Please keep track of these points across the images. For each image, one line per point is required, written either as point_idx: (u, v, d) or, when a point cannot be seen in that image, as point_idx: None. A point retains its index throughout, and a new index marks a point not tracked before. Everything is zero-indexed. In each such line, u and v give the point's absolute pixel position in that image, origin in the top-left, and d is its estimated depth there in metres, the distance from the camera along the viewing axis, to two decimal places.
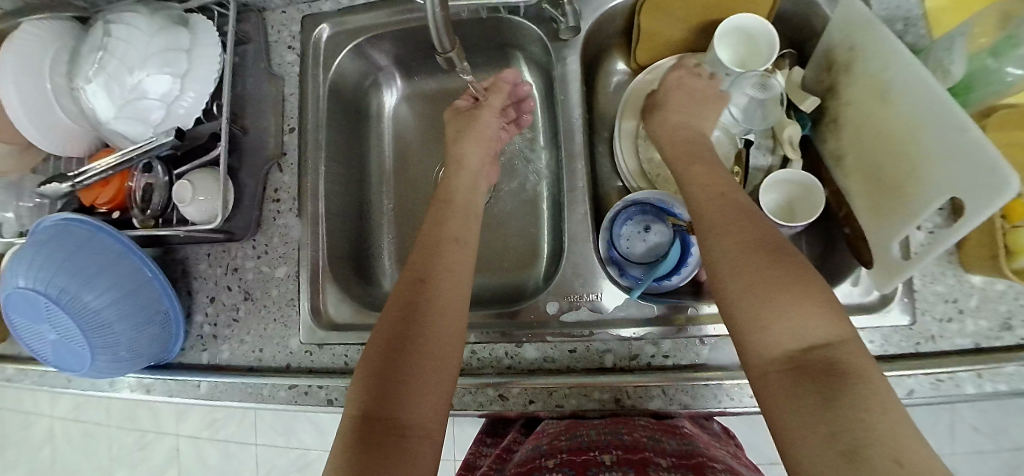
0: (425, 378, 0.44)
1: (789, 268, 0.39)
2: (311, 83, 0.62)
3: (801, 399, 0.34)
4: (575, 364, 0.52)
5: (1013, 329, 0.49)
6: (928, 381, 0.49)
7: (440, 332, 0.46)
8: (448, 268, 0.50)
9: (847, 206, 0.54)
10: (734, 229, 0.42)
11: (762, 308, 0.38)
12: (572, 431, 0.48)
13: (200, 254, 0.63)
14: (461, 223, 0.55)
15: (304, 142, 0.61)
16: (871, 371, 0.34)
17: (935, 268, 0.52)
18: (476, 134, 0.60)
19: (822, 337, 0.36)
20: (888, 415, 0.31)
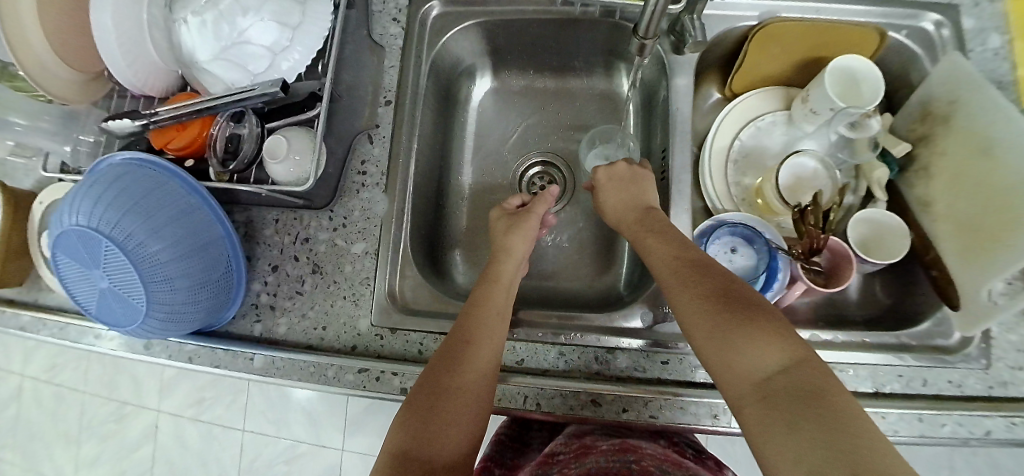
0: (450, 419, 0.43)
1: (744, 306, 0.42)
2: (414, 58, 0.60)
3: (771, 427, 0.36)
4: (666, 376, 0.51)
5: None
6: (1004, 422, 0.51)
7: (475, 382, 0.45)
8: (490, 306, 0.50)
9: (933, 250, 0.56)
10: (686, 282, 0.46)
11: (726, 344, 0.41)
12: (582, 457, 0.44)
13: (268, 219, 0.59)
14: (512, 277, 0.54)
15: (400, 117, 0.59)
16: (835, 391, 0.36)
17: (1011, 317, 0.55)
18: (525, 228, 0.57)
19: (781, 367, 0.38)
20: (852, 432, 0.33)
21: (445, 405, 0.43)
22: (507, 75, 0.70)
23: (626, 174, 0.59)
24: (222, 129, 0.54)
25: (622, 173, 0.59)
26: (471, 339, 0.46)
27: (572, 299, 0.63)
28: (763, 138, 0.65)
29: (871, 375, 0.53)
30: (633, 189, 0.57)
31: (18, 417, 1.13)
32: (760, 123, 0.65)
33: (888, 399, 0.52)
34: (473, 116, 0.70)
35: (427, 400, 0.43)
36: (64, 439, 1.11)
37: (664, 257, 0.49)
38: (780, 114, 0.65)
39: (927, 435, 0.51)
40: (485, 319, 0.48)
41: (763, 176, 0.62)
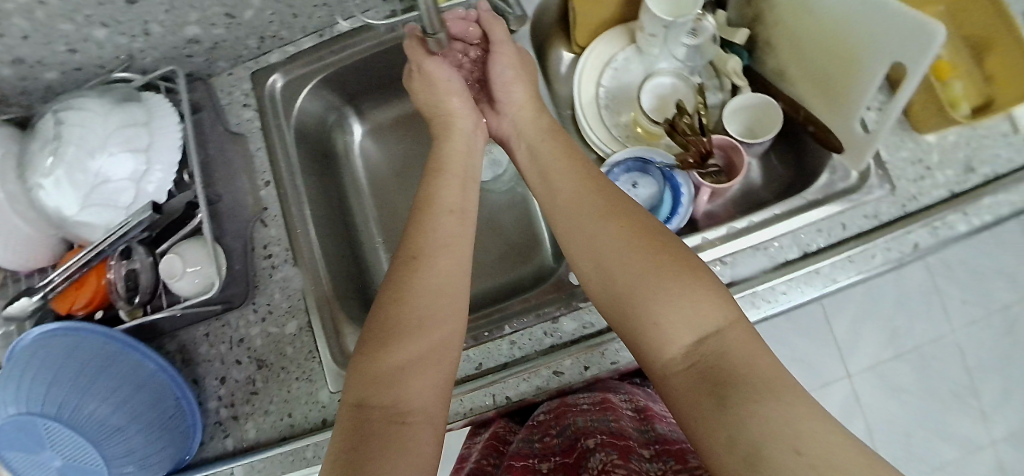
0: (409, 356, 0.42)
1: (678, 257, 0.41)
2: (277, 131, 0.61)
3: (700, 396, 0.35)
4: (613, 320, 0.53)
5: (976, 170, 0.56)
6: (926, 231, 0.54)
7: (440, 309, 0.45)
8: (443, 243, 0.48)
9: (804, 109, 0.59)
10: (612, 215, 0.46)
11: (653, 290, 0.40)
12: (562, 418, 0.52)
13: (198, 337, 0.59)
14: (458, 194, 0.52)
15: (285, 190, 0.60)
16: (756, 356, 0.35)
17: (895, 138, 0.58)
18: (439, 88, 0.58)
19: (714, 325, 0.38)
20: (782, 401, 0.32)
21: (417, 356, 0.42)
22: (376, 113, 0.72)
23: (516, 56, 0.58)
24: (118, 270, 0.54)
25: (509, 56, 0.58)
26: (422, 269, 0.46)
27: (513, 289, 0.64)
28: (624, 76, 0.68)
29: (795, 240, 0.55)
30: (523, 74, 0.58)
31: None
32: (615, 63, 0.68)
33: (818, 255, 0.54)
34: (359, 165, 0.71)
35: (388, 342, 0.43)
36: None
37: (577, 178, 0.50)
38: (630, 48, 0.68)
39: (864, 270, 0.53)
40: (433, 256, 0.47)
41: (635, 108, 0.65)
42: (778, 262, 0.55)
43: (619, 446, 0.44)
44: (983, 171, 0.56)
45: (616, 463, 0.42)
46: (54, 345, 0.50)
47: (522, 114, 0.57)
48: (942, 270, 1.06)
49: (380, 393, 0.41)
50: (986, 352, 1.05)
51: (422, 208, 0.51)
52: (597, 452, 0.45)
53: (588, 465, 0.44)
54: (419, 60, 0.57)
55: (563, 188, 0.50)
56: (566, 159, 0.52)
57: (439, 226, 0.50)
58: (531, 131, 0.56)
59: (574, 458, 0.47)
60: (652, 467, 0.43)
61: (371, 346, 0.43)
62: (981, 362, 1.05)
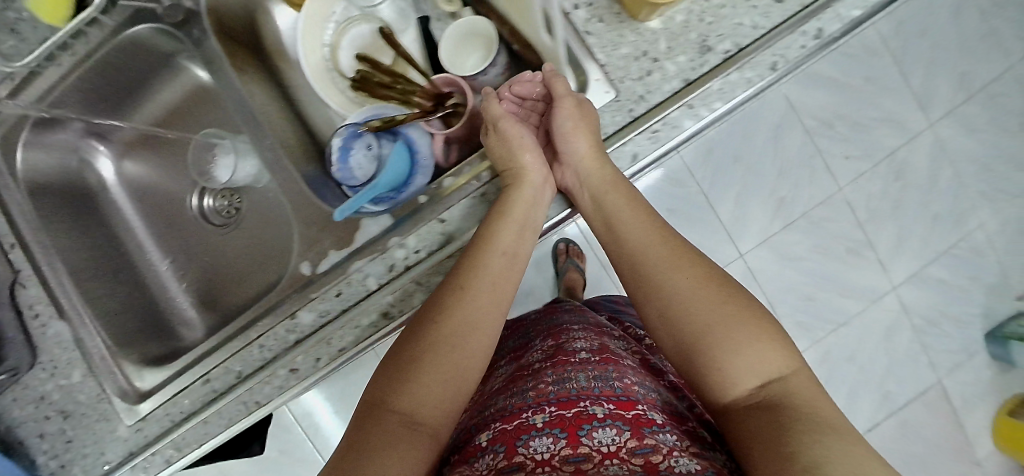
0: (433, 391, 0.43)
1: (743, 306, 0.44)
2: (4, 192, 0.59)
3: (764, 425, 0.37)
4: (347, 304, 0.52)
5: (714, 49, 0.49)
6: (644, 136, 0.51)
7: (472, 348, 0.46)
8: (500, 268, 0.49)
9: (507, 25, 0.54)
10: (683, 261, 0.48)
11: (732, 333, 0.42)
12: (562, 369, 0.49)
13: (6, 402, 0.61)
14: (517, 230, 0.50)
15: (31, 248, 0.59)
16: (817, 403, 0.38)
17: (612, 35, 0.50)
18: (511, 125, 0.53)
19: (777, 372, 0.41)
20: (847, 438, 0.34)
21: (445, 385, 0.43)
22: (116, 136, 0.70)
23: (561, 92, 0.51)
24: None
25: (529, 88, 0.53)
26: (462, 305, 0.46)
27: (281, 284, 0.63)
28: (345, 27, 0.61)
29: None
30: (586, 124, 0.50)
31: None
32: (335, 17, 0.62)
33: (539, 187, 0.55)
34: (119, 193, 0.71)
35: (422, 352, 0.44)
36: None
37: (641, 227, 0.52)
38: None
39: None
40: (475, 284, 0.47)
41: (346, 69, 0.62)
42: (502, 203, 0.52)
43: (630, 420, 0.42)
44: (721, 48, 0.49)
45: (632, 447, 0.40)
46: None
47: (585, 164, 0.53)
48: (822, 130, 1.03)
49: (398, 399, 0.42)
50: (877, 203, 1.04)
51: (478, 243, 0.48)
52: (604, 428, 0.41)
53: (588, 433, 0.41)
54: (494, 118, 0.53)
55: (623, 226, 0.53)
56: (615, 189, 0.54)
57: (490, 265, 0.48)
58: (590, 168, 0.54)
59: (573, 414, 0.42)
60: (667, 438, 0.41)
61: (394, 375, 0.44)
62: (874, 214, 1.04)
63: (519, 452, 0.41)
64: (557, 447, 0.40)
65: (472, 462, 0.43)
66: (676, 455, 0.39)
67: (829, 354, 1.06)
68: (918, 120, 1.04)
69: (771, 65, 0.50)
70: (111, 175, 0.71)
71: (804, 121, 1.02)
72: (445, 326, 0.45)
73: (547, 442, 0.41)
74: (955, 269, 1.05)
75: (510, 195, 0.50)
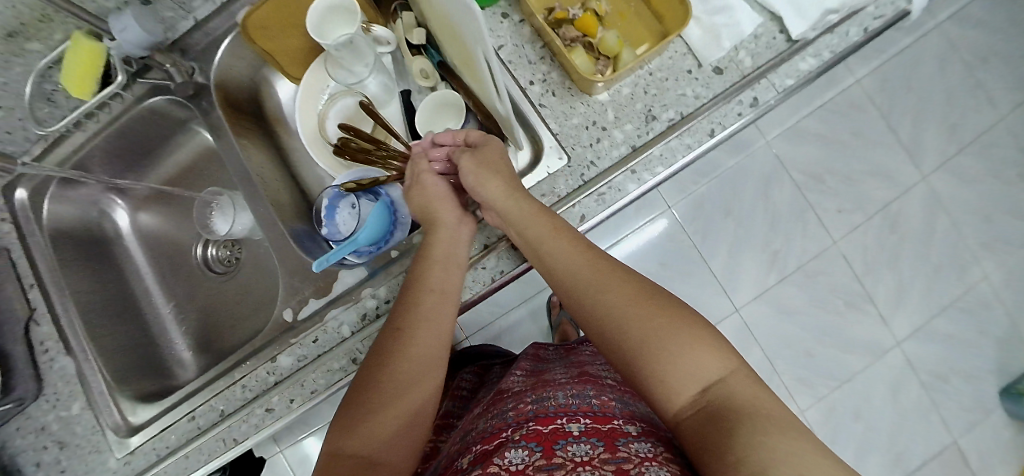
0: (380, 434, 0.44)
1: (674, 313, 0.44)
2: (33, 238, 0.68)
3: (714, 436, 0.38)
4: (322, 350, 0.56)
5: (658, 118, 0.54)
6: (591, 199, 0.54)
7: (420, 380, 0.47)
8: (429, 316, 0.50)
9: (473, 97, 0.60)
10: (610, 280, 0.48)
11: (667, 347, 0.42)
12: (542, 393, 0.53)
13: (10, 431, 0.66)
14: (444, 274, 0.51)
15: (49, 289, 0.67)
16: (760, 398, 0.39)
17: (565, 107, 0.55)
18: (428, 193, 0.56)
19: (716, 374, 0.41)
20: (787, 436, 0.35)
21: (394, 424, 0.45)
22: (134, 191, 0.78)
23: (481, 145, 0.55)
24: None
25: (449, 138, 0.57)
26: (392, 353, 0.47)
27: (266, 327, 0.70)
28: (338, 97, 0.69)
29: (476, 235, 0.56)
30: (489, 166, 0.53)
31: None
32: (329, 90, 0.70)
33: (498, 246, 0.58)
34: (132, 241, 0.78)
35: (375, 390, 0.46)
36: None
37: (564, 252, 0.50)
38: None
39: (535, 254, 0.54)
40: (415, 324, 0.49)
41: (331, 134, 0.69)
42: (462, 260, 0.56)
43: (604, 434, 0.45)
44: (665, 117, 0.54)
45: (605, 457, 0.43)
46: None
47: (500, 206, 0.52)
48: (811, 183, 1.03)
49: (352, 446, 0.44)
50: (873, 255, 1.02)
51: (408, 293, 0.51)
52: (580, 442, 0.44)
53: (563, 447, 0.44)
54: (416, 175, 0.57)
55: (552, 255, 0.50)
56: (540, 216, 0.50)
57: (422, 308, 0.50)
58: (506, 205, 0.51)
59: (550, 430, 0.45)
60: (641, 446, 0.44)
61: (340, 426, 0.46)
62: (871, 266, 1.02)
63: (496, 463, 0.43)
64: (531, 458, 0.42)
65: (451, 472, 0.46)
66: (648, 463, 0.42)
67: (833, 413, 1.01)
68: (911, 173, 1.03)
69: (708, 131, 0.53)
70: (126, 224, 0.78)
71: (793, 174, 1.03)
72: (387, 367, 0.47)
73: (522, 455, 0.43)
74: (961, 324, 1.02)
75: (430, 240, 0.52)
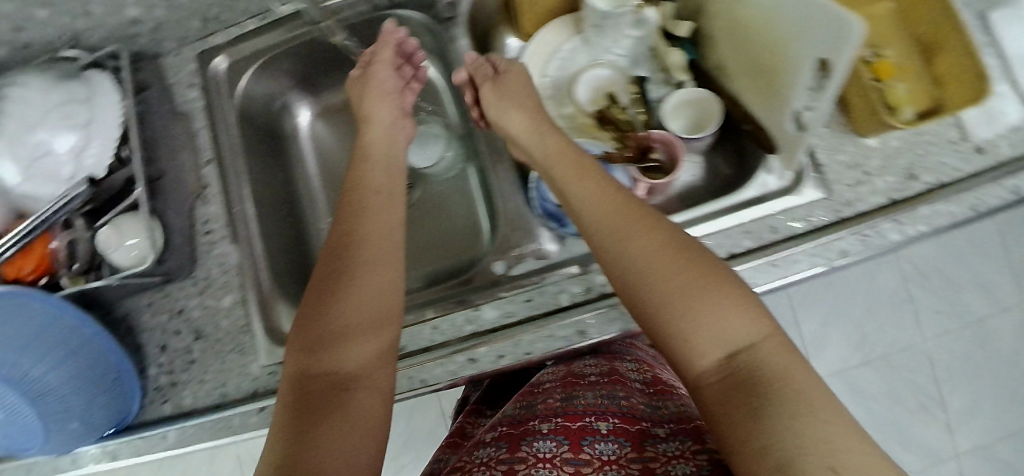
0: (353, 355, 0.44)
1: (710, 270, 0.42)
2: (220, 112, 0.62)
3: (735, 405, 0.36)
4: (533, 312, 0.54)
5: (918, 178, 0.54)
6: (856, 237, 0.52)
7: (378, 304, 0.47)
8: (376, 234, 0.51)
9: (742, 107, 0.57)
10: (647, 229, 0.45)
11: (692, 305, 0.40)
12: (569, 389, 0.55)
13: (141, 306, 0.61)
14: (389, 216, 0.53)
15: (226, 168, 0.61)
16: (796, 374, 0.36)
17: (834, 141, 0.56)
18: (374, 91, 0.62)
19: (745, 339, 0.39)
20: (820, 416, 0.32)
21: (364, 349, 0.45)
22: (322, 95, 0.72)
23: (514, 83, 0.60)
24: (60, 240, 0.56)
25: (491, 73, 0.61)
26: (352, 272, 0.47)
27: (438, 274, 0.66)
28: (585, 72, 0.65)
29: (720, 241, 0.54)
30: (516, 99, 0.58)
31: None
32: (560, 54, 0.66)
33: (741, 257, 0.53)
34: (305, 144, 0.72)
35: (333, 300, 0.46)
36: None
37: (594, 191, 0.49)
38: (575, 39, 0.66)
39: (788, 276, 0.52)
40: (361, 249, 0.49)
41: (574, 100, 0.65)
42: None
43: (631, 434, 0.48)
44: (925, 180, 0.54)
45: (631, 456, 0.45)
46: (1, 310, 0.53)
47: (525, 137, 0.56)
48: (916, 277, 1.02)
49: (332, 364, 0.43)
50: (958, 367, 1.00)
51: (353, 206, 0.54)
52: (606, 441, 0.47)
53: (589, 443, 0.47)
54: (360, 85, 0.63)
55: (576, 198, 0.50)
56: (569, 161, 0.52)
57: (371, 225, 0.52)
58: (529, 139, 0.56)
59: (577, 426, 0.48)
60: (667, 446, 0.46)
61: (304, 350, 0.44)
62: (952, 375, 1.00)
63: (523, 450, 0.47)
64: (558, 450, 0.46)
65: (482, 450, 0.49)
66: (677, 462, 0.44)
67: None
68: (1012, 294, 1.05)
69: (971, 205, 0.52)
70: (304, 126, 0.72)
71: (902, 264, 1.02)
72: (343, 284, 0.47)
73: (550, 445, 0.47)
74: None
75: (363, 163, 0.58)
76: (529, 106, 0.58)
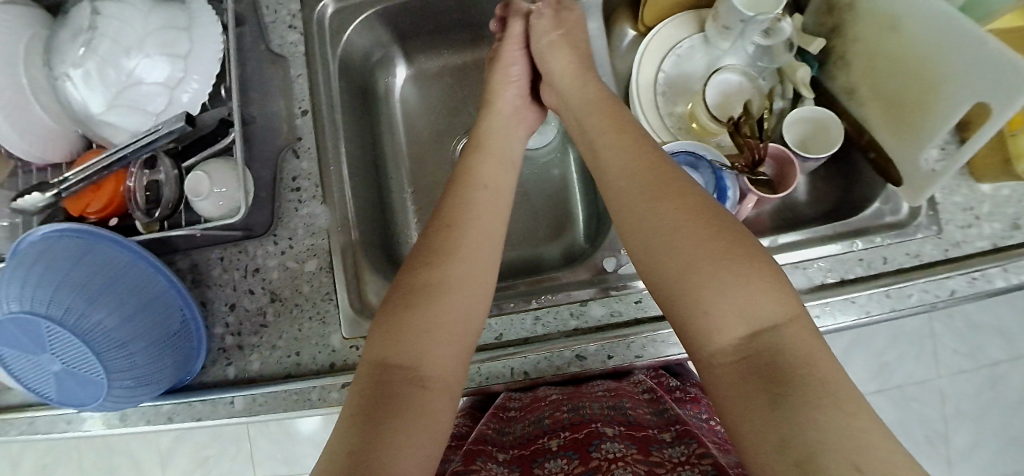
0: (434, 346, 0.41)
1: (737, 243, 0.39)
2: (323, 60, 0.59)
3: (754, 391, 0.34)
4: (643, 315, 0.52)
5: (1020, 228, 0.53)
6: (964, 279, 0.52)
7: (470, 299, 0.44)
8: (478, 214, 0.48)
9: (868, 134, 0.57)
10: (673, 197, 0.43)
11: (714, 277, 0.38)
12: (575, 400, 0.54)
13: (212, 260, 0.57)
14: (490, 196, 0.50)
15: (323, 124, 0.58)
16: (825, 363, 0.34)
17: (950, 181, 0.55)
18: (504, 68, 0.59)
19: (769, 319, 0.36)
20: (846, 410, 0.31)
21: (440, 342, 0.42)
22: (420, 59, 0.70)
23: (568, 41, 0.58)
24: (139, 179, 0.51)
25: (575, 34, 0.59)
26: (451, 260, 0.45)
27: (531, 262, 0.64)
28: (714, 76, 0.62)
29: (835, 265, 0.53)
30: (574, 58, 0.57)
31: None
32: (678, 51, 0.65)
33: (854, 284, 0.52)
34: (397, 109, 0.70)
35: (429, 289, 0.43)
36: None
37: (627, 150, 0.48)
38: (696, 37, 0.65)
39: (897, 308, 0.51)
40: (468, 229, 0.47)
41: (693, 100, 0.63)
42: (814, 284, 0.53)
43: (638, 439, 0.48)
44: None
45: (637, 457, 0.46)
46: (66, 252, 0.47)
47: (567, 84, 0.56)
48: (942, 315, 1.05)
49: (409, 358, 0.40)
50: (967, 404, 1.05)
51: (461, 180, 0.51)
52: (613, 441, 0.47)
53: (597, 447, 0.46)
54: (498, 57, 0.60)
55: (609, 161, 0.48)
56: (613, 132, 0.50)
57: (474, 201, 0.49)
58: (572, 84, 0.55)
59: (584, 435, 0.48)
60: (674, 451, 0.46)
61: (384, 335, 0.41)
62: (960, 413, 1.05)
63: (537, 472, 0.47)
64: (570, 466, 0.46)
65: (490, 460, 0.48)
66: (681, 468, 0.44)
67: None
68: None
69: None
70: (398, 86, 0.70)
71: None
72: (440, 264, 0.45)
73: (561, 462, 0.47)
74: None
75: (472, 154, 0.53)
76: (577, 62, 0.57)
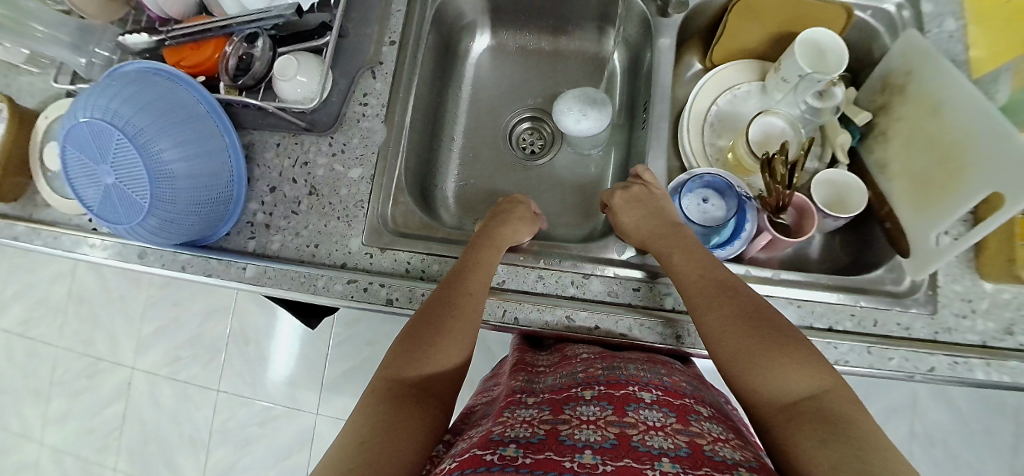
0: (447, 372, 0.47)
1: (780, 334, 0.46)
2: (421, 5, 0.66)
3: (812, 439, 0.39)
4: (638, 302, 0.56)
5: (1015, 334, 0.54)
6: (946, 360, 0.53)
7: (458, 331, 0.48)
8: (472, 258, 0.54)
9: (889, 205, 0.60)
10: (715, 301, 0.49)
11: (766, 363, 0.44)
12: (609, 360, 0.51)
13: (269, 143, 0.62)
14: (491, 255, 0.54)
15: (404, 55, 0.64)
16: (860, 416, 0.40)
17: (956, 270, 0.57)
18: (516, 221, 0.60)
19: (809, 391, 0.43)
20: (884, 455, 0.37)
21: (442, 372, 0.47)
22: (503, 33, 0.76)
23: (641, 195, 0.59)
24: (236, 48, 0.57)
25: (643, 199, 0.59)
26: (448, 295, 0.50)
27: (551, 237, 0.68)
28: (759, 116, 0.65)
29: (825, 311, 0.56)
30: (647, 201, 0.59)
31: (18, 357, 1.21)
32: (736, 92, 0.70)
33: (840, 334, 0.55)
34: (469, 70, 0.76)
35: (433, 328, 0.48)
36: (52, 386, 1.19)
37: (684, 252, 0.54)
38: (756, 84, 0.70)
39: (875, 367, 0.53)
40: (466, 265, 0.52)
41: (736, 136, 0.67)
42: (802, 324, 0.56)
43: (675, 407, 0.44)
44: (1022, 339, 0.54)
45: (677, 426, 0.42)
46: (151, 93, 0.51)
47: (634, 213, 0.59)
48: (923, 441, 1.04)
49: (416, 383, 0.45)
50: None
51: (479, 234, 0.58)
52: (649, 409, 0.44)
53: (634, 409, 0.43)
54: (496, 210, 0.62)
55: (668, 261, 0.54)
56: (670, 231, 0.56)
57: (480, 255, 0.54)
58: (630, 208, 0.59)
59: (620, 394, 0.45)
60: (710, 427, 0.43)
61: (398, 361, 0.46)
62: None
63: (566, 412, 0.44)
64: (602, 414, 0.43)
65: (520, 408, 0.46)
66: (719, 443, 0.41)
67: None
68: None
69: None
70: (477, 53, 0.76)
71: (915, 423, 1.05)
72: (443, 293, 0.50)
73: (593, 409, 0.43)
74: None
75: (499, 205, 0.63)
76: (650, 196, 0.59)
